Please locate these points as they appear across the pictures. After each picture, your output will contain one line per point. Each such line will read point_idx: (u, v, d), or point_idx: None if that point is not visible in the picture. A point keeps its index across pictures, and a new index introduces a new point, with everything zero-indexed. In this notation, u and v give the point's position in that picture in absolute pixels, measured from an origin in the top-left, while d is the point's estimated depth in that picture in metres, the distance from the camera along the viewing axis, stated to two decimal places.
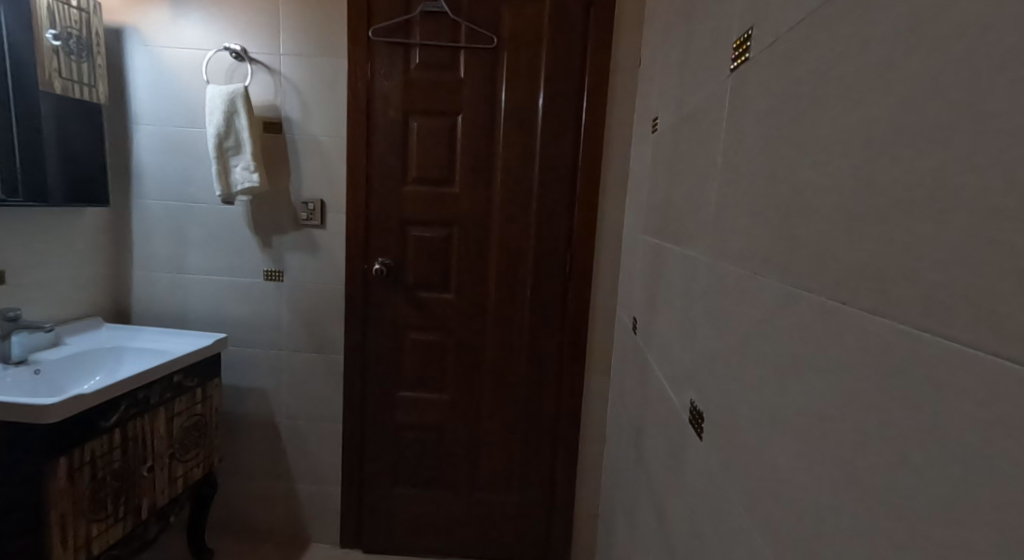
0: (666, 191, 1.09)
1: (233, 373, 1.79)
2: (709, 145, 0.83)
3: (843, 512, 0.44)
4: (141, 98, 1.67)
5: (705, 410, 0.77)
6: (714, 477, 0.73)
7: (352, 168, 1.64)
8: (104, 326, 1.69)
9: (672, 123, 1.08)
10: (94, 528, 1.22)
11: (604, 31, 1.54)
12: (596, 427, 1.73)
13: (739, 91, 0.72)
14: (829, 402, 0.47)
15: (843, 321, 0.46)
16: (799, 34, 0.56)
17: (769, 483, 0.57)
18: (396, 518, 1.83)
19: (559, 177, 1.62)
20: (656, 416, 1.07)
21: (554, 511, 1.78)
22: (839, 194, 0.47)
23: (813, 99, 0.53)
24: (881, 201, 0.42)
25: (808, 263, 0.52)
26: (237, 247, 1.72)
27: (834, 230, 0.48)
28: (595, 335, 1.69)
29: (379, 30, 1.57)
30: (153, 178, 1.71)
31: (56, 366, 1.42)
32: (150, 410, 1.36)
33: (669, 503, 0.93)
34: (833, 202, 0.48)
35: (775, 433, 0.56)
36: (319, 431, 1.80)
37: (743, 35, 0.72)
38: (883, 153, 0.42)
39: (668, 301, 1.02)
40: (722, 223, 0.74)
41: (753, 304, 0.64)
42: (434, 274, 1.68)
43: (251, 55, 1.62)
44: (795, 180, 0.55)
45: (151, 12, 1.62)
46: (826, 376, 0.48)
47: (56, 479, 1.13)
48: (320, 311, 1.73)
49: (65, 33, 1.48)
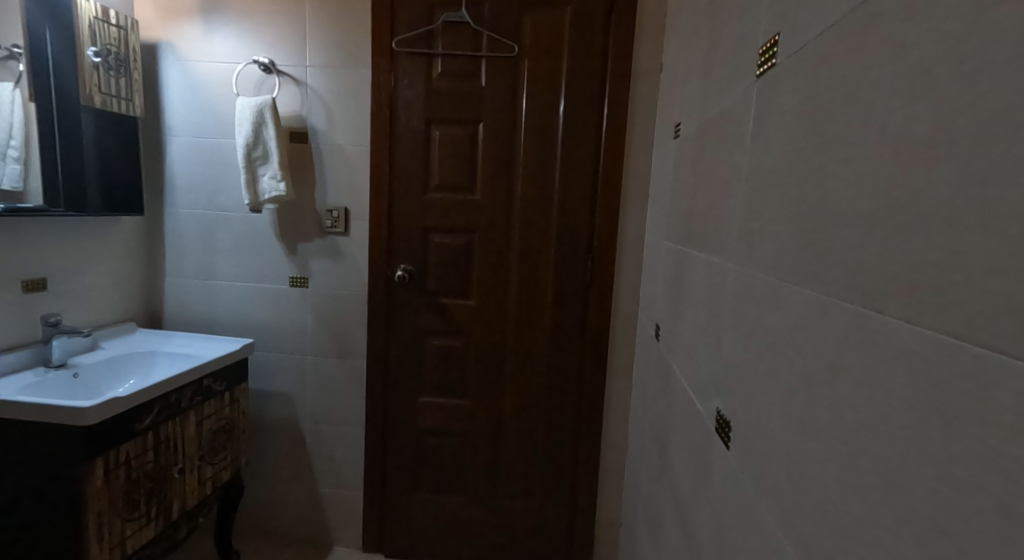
0: (690, 198, 1.08)
1: (260, 377, 1.83)
2: (735, 151, 0.82)
3: (879, 527, 0.43)
4: (174, 110, 1.73)
5: (733, 419, 0.77)
6: (742, 488, 0.72)
7: (375, 176, 1.67)
8: (138, 331, 1.74)
9: (695, 130, 1.08)
10: (128, 527, 1.26)
11: (625, 37, 1.54)
12: (618, 433, 1.72)
13: (766, 97, 0.71)
14: (862, 413, 0.46)
15: (877, 330, 0.45)
16: (828, 38, 0.56)
17: (800, 494, 0.56)
18: (418, 523, 1.84)
19: (580, 183, 1.62)
20: (681, 423, 1.06)
21: (576, 518, 1.77)
22: (871, 201, 0.46)
23: (843, 105, 0.52)
24: (918, 207, 0.41)
25: (840, 271, 0.51)
26: (264, 254, 1.76)
27: (867, 237, 0.47)
28: (616, 340, 1.68)
29: (403, 41, 1.60)
30: (185, 187, 1.77)
31: (92, 370, 1.48)
32: (181, 413, 1.40)
33: (695, 513, 0.92)
34: (866, 209, 0.47)
35: (807, 444, 0.55)
36: (342, 435, 1.82)
37: (770, 40, 0.71)
38: (918, 160, 0.41)
39: (693, 308, 1.02)
40: (750, 229, 0.74)
41: (782, 313, 0.63)
42: (456, 281, 1.70)
43: (279, 67, 1.67)
44: (825, 186, 0.54)
45: (184, 28, 1.68)
46: (859, 386, 0.47)
47: (93, 479, 1.16)
48: (345, 317, 1.76)
49: (105, 50, 1.54)
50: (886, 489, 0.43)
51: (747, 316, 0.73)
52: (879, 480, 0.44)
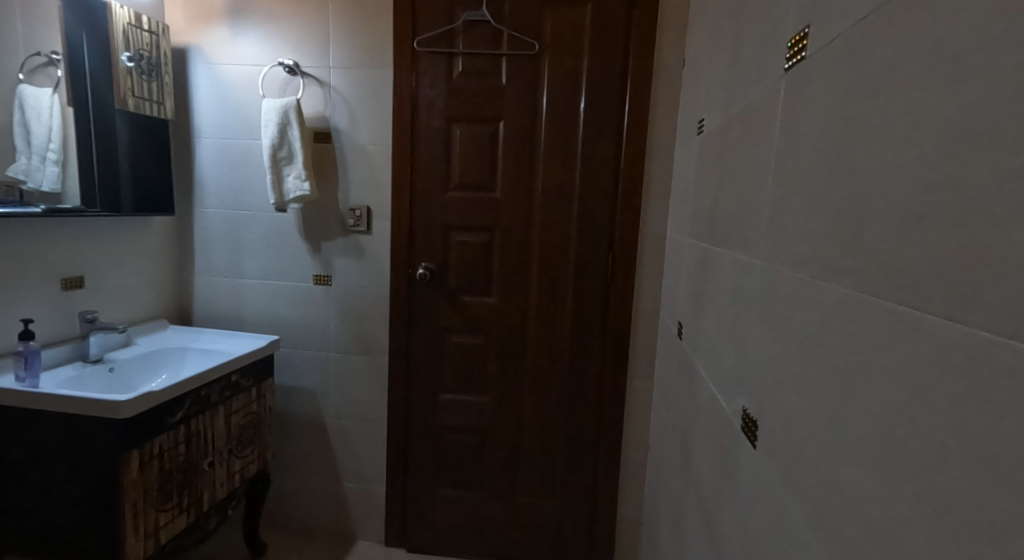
0: (714, 194, 1.08)
1: (286, 373, 1.87)
2: (762, 146, 0.82)
3: (917, 527, 0.43)
4: (203, 112, 1.77)
5: (760, 418, 0.76)
6: (770, 487, 0.71)
7: (397, 176, 1.69)
8: (169, 328, 1.79)
9: (720, 125, 1.07)
10: (161, 518, 1.31)
11: (647, 34, 1.53)
12: (639, 432, 1.72)
13: (794, 91, 0.71)
14: (898, 411, 0.46)
15: (915, 326, 0.44)
16: (860, 31, 0.55)
17: (831, 493, 0.56)
18: (439, 519, 1.86)
19: (600, 181, 1.62)
20: (705, 422, 1.06)
21: (597, 516, 1.77)
22: (908, 195, 0.46)
23: (877, 98, 0.51)
24: (956, 201, 0.40)
25: (874, 267, 0.50)
26: (290, 252, 1.80)
27: (904, 233, 0.46)
28: (637, 337, 1.67)
29: (424, 41, 1.61)
30: (213, 188, 1.81)
31: (127, 365, 1.53)
32: (211, 407, 1.44)
33: (720, 512, 0.92)
34: (904, 203, 0.46)
35: (839, 441, 0.55)
36: (365, 430, 1.85)
37: (799, 33, 0.70)
38: (959, 152, 0.40)
39: (717, 305, 1.01)
40: (778, 225, 0.73)
41: (812, 310, 0.62)
42: (475, 279, 1.71)
43: (303, 69, 1.70)
44: (858, 181, 0.54)
45: (212, 32, 1.73)
46: (894, 383, 0.47)
47: (129, 470, 1.21)
48: (368, 314, 1.79)
49: (138, 55, 1.59)
50: (926, 489, 0.42)
51: (775, 312, 0.73)
52: (918, 479, 0.43)
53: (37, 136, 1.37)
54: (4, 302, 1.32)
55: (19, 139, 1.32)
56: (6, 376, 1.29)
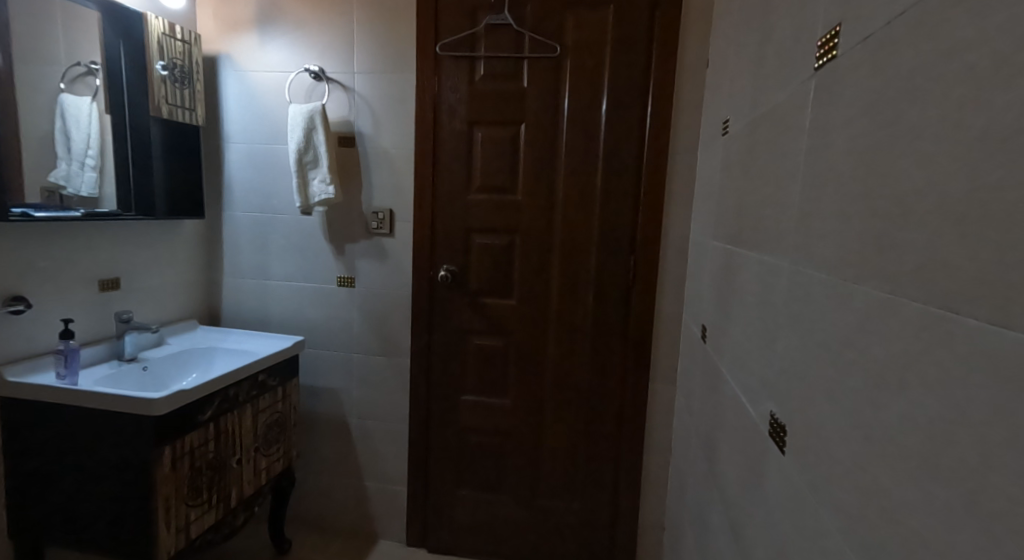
0: (740, 195, 1.07)
1: (311, 373, 1.90)
2: (791, 146, 0.81)
3: (960, 539, 0.42)
4: (232, 118, 1.82)
5: (789, 423, 0.75)
6: (799, 494, 0.70)
7: (419, 179, 1.71)
8: (199, 328, 1.84)
9: (746, 126, 1.06)
10: (192, 513, 1.34)
11: (670, 34, 1.52)
12: (661, 436, 1.70)
13: (825, 91, 0.70)
14: (937, 418, 0.45)
15: (959, 333, 0.43)
16: (894, 30, 0.54)
17: (863, 499, 0.55)
18: (460, 519, 1.87)
19: (622, 182, 1.61)
20: (730, 427, 1.05)
21: (618, 520, 1.76)
22: (951, 197, 0.45)
23: (915, 97, 0.50)
24: (1001, 202, 0.40)
25: (912, 269, 0.49)
26: (315, 254, 1.83)
27: (945, 235, 0.45)
28: (659, 340, 1.66)
29: (446, 45, 1.63)
30: (241, 192, 1.86)
31: (160, 363, 1.57)
32: (239, 406, 1.48)
33: (747, 519, 0.91)
34: (945, 204, 0.45)
35: (873, 448, 0.54)
36: (387, 430, 1.88)
37: (830, 31, 0.69)
38: (1005, 153, 0.40)
39: (744, 308, 1.00)
40: (808, 227, 0.72)
41: (843, 314, 0.61)
42: (497, 281, 1.72)
43: (328, 74, 1.73)
44: (894, 181, 0.53)
45: (241, 39, 1.77)
46: (934, 389, 0.45)
47: (161, 466, 1.24)
48: (390, 316, 1.81)
49: (172, 64, 1.62)
50: (971, 501, 0.41)
51: (805, 316, 0.72)
52: (960, 489, 0.42)
53: (76, 143, 1.42)
54: (45, 302, 1.38)
55: (60, 146, 1.38)
56: (47, 373, 1.34)
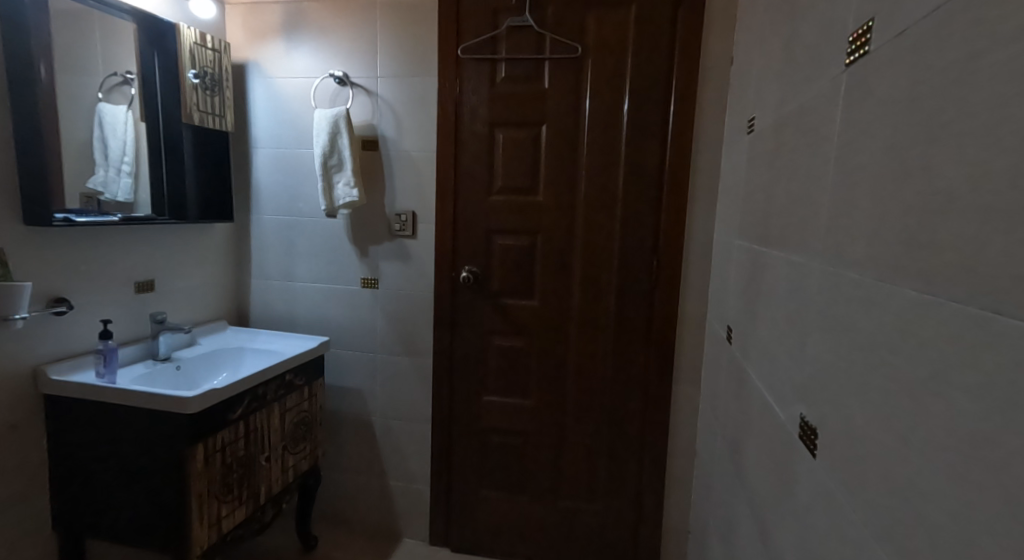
0: (767, 194, 1.05)
1: (336, 373, 1.94)
2: (821, 143, 0.79)
3: (1005, 544, 0.41)
4: (259, 124, 1.86)
5: (820, 426, 0.74)
6: (833, 497, 0.69)
7: (441, 181, 1.73)
8: (228, 328, 1.89)
9: (773, 125, 1.05)
10: (223, 508, 1.38)
11: (693, 32, 1.51)
12: (685, 439, 1.69)
13: (857, 87, 0.69)
14: (982, 421, 0.43)
15: (1001, 335, 0.42)
16: (930, 24, 0.53)
17: (900, 502, 0.54)
18: (482, 519, 1.88)
19: (645, 183, 1.60)
20: (758, 430, 1.03)
21: (641, 522, 1.75)
22: (994, 194, 0.44)
23: (954, 92, 0.49)
24: None
25: (953, 268, 0.48)
26: (339, 256, 1.87)
27: (989, 233, 0.44)
28: (682, 342, 1.65)
29: (468, 48, 1.65)
30: (269, 195, 1.90)
31: (192, 363, 1.62)
32: (267, 404, 1.51)
33: (776, 523, 0.89)
34: (987, 201, 0.44)
35: (910, 450, 0.53)
36: (410, 430, 1.90)
37: (861, 26, 0.68)
38: None
39: (772, 308, 0.99)
40: (840, 226, 0.71)
41: (879, 315, 0.60)
42: (518, 282, 1.73)
43: (352, 79, 1.76)
44: (932, 178, 0.52)
45: (268, 47, 1.81)
46: (976, 391, 0.45)
47: (195, 462, 1.28)
48: (413, 317, 1.84)
49: (202, 72, 1.67)
50: (1017, 505, 0.40)
51: (838, 317, 0.70)
52: (1007, 492, 0.41)
53: (113, 150, 1.47)
54: (85, 303, 1.43)
55: (98, 153, 1.43)
56: (86, 372, 1.39)
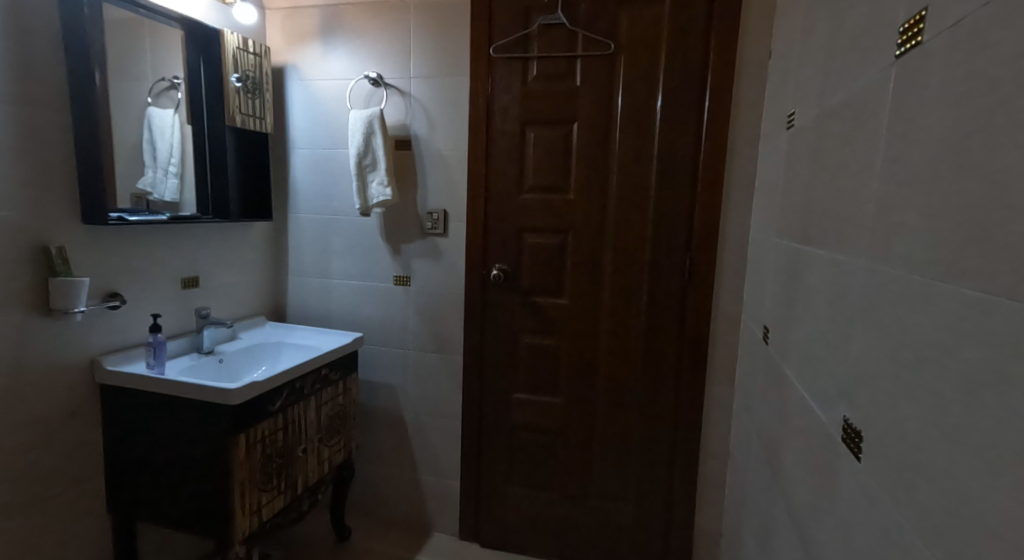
0: (808, 191, 1.03)
1: (369, 369, 1.98)
2: (868, 138, 0.77)
3: None
4: (297, 125, 1.92)
5: (865, 428, 0.72)
6: (878, 501, 0.67)
7: (472, 179, 1.74)
8: (267, 324, 1.95)
9: (815, 120, 1.03)
10: (263, 497, 1.43)
11: (729, 27, 1.49)
12: (718, 440, 1.67)
13: (908, 79, 0.66)
14: None
15: None
16: (990, 13, 0.51)
17: (951, 507, 0.52)
18: (511, 516, 1.89)
19: (678, 181, 1.59)
20: (797, 432, 1.01)
21: (673, 523, 1.74)
22: None
23: (1019, 82, 0.47)
24: None
25: (1017, 265, 0.46)
26: (373, 254, 1.90)
27: None
28: (716, 341, 1.63)
29: (500, 47, 1.66)
30: (306, 195, 1.95)
31: (233, 357, 1.68)
32: (305, 398, 1.56)
33: (816, 527, 0.88)
34: None
35: (962, 454, 0.51)
36: (441, 425, 1.93)
37: (913, 16, 0.66)
38: None
39: (813, 308, 0.97)
40: (888, 223, 0.69)
41: (929, 315, 0.58)
42: (548, 280, 1.73)
43: (386, 80, 1.79)
44: (995, 171, 0.50)
45: (306, 50, 1.86)
46: None
47: (237, 451, 1.33)
48: (444, 314, 1.86)
49: (245, 76, 1.72)
50: None
51: (885, 316, 0.68)
52: None
53: (161, 152, 1.54)
54: (136, 299, 1.50)
55: (147, 155, 1.50)
56: (138, 363, 1.46)
